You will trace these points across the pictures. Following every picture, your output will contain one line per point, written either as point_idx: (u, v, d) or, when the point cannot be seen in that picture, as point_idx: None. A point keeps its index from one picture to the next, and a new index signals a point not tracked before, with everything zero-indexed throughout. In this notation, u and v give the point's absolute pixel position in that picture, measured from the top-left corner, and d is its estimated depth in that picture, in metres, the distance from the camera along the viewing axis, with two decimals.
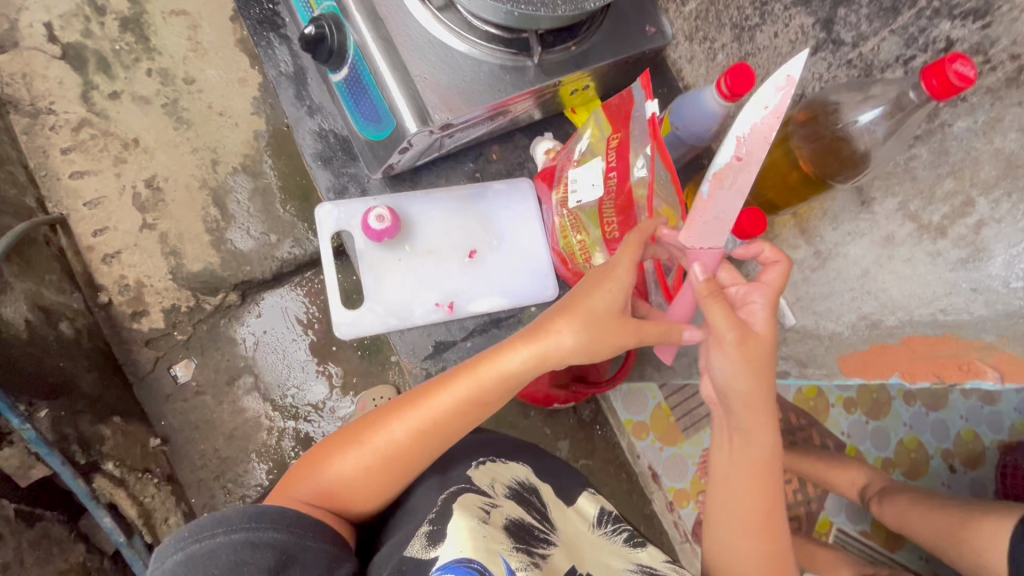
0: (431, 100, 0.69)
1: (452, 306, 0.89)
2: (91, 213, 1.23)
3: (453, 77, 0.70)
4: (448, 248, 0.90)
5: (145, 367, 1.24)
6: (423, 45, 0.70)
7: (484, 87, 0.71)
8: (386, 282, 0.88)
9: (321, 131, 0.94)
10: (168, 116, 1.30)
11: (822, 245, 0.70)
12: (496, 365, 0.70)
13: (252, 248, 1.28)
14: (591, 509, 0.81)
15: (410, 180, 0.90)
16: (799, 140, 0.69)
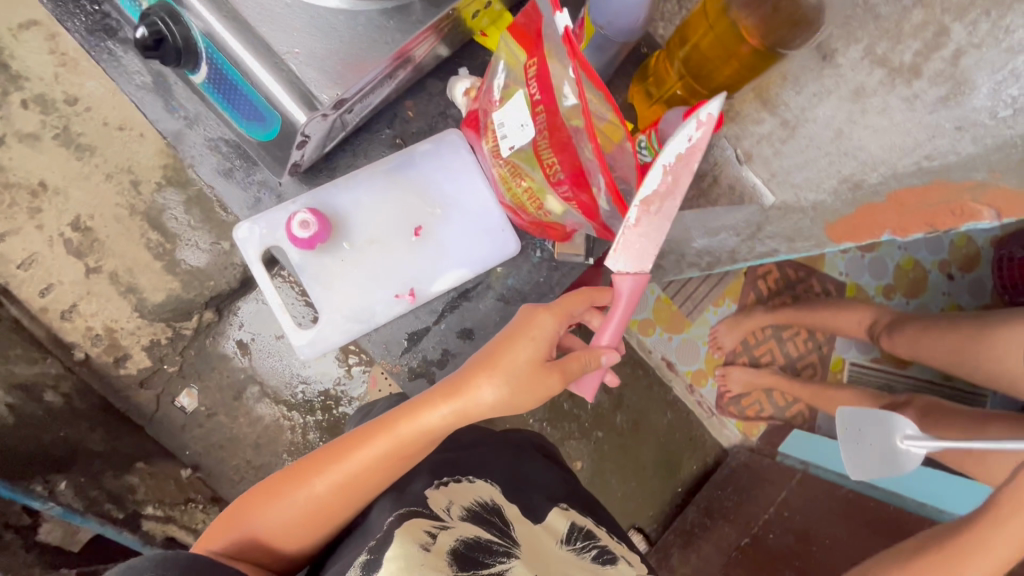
0: (313, 78, 0.53)
1: (414, 293, 0.77)
2: (29, 274, 1.15)
3: (329, 42, 0.54)
4: (387, 233, 0.77)
5: (149, 408, 1.21)
6: (277, 13, 0.52)
7: (368, 43, 0.56)
8: (333, 291, 0.76)
9: (209, 142, 0.75)
10: (65, 147, 1.17)
11: (789, 113, 0.55)
12: (419, 423, 0.64)
13: (208, 262, 1.22)
14: (562, 527, 0.72)
15: (327, 168, 0.76)
16: (740, 7, 0.53)
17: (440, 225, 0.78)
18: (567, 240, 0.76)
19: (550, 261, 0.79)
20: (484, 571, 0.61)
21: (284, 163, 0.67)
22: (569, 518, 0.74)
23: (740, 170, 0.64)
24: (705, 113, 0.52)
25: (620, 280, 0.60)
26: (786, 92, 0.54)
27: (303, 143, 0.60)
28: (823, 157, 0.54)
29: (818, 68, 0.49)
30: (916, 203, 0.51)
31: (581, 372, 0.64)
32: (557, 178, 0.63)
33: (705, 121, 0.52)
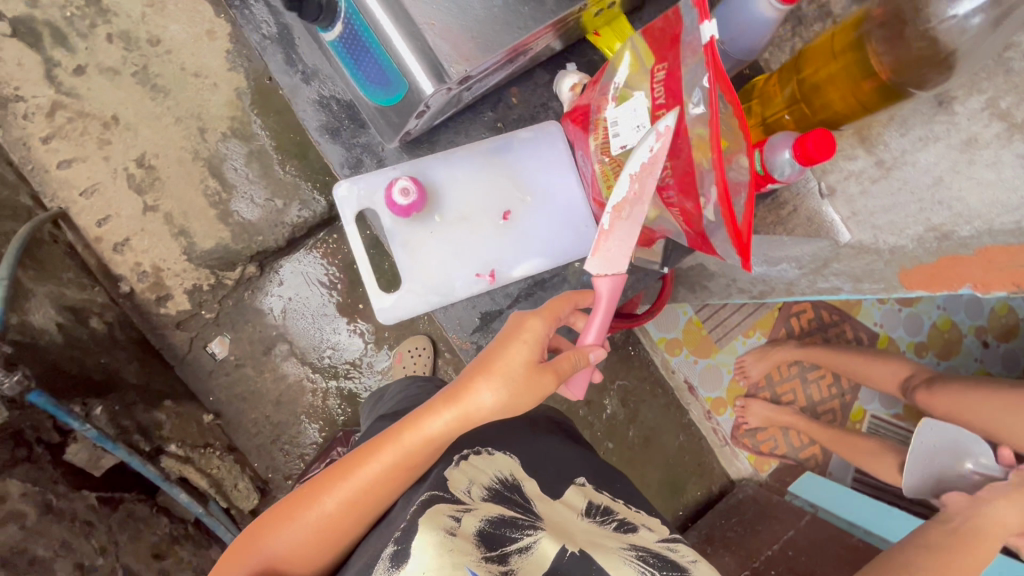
0: (443, 50, 0.55)
1: (494, 276, 0.77)
2: (89, 203, 1.19)
3: (464, 18, 0.55)
4: (477, 211, 0.78)
5: (182, 349, 1.24)
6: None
7: (502, 24, 0.57)
8: (417, 258, 0.76)
9: (323, 99, 0.79)
10: (142, 86, 1.20)
11: (886, 154, 0.55)
12: (422, 433, 0.62)
13: (260, 217, 1.24)
14: (580, 502, 0.71)
15: (428, 142, 0.78)
16: (878, 45, 0.50)
17: (525, 211, 0.79)
18: (649, 245, 0.77)
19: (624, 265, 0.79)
20: (512, 547, 0.59)
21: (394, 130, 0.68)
22: (588, 496, 0.73)
23: (820, 204, 0.63)
24: (660, 126, 0.55)
25: (597, 280, 0.64)
26: (890, 132, 0.54)
27: (419, 113, 0.62)
28: (914, 202, 0.55)
29: (930, 113, 0.50)
30: (1004, 262, 0.52)
31: (572, 370, 0.64)
32: (665, 182, 0.60)
33: (662, 133, 0.56)
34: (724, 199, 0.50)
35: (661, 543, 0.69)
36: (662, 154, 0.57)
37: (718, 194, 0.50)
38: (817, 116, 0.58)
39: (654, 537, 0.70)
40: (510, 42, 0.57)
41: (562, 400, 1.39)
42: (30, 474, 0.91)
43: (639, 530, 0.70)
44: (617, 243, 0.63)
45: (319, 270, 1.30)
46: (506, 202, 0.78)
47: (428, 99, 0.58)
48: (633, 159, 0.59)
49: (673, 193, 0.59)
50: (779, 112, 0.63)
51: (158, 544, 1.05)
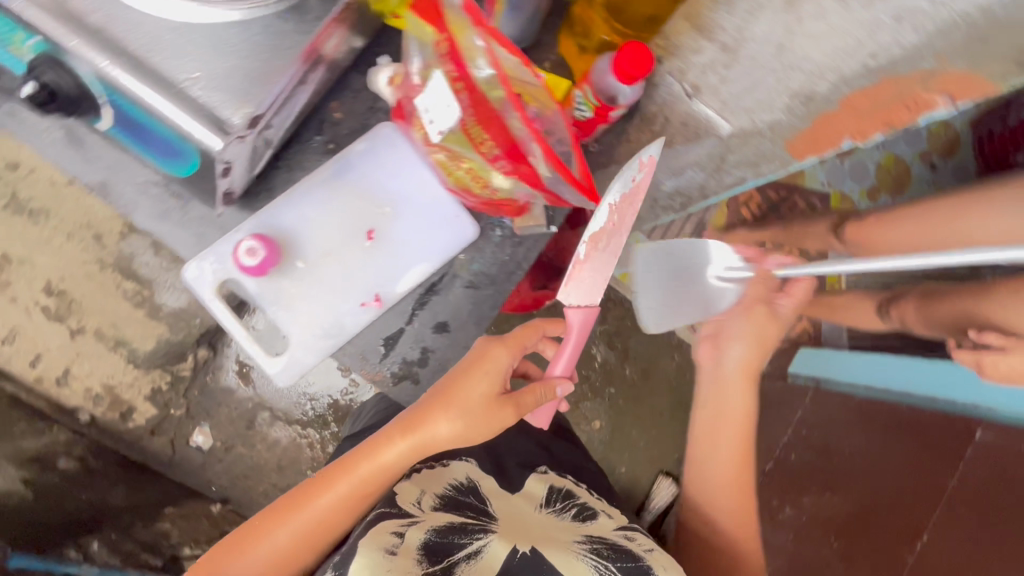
0: (218, 99, 0.52)
1: (379, 297, 0.77)
2: (15, 348, 1.15)
3: (227, 58, 0.52)
4: (340, 243, 0.77)
5: (166, 453, 1.22)
6: (161, 37, 0.51)
7: (269, 50, 0.54)
8: (297, 308, 0.76)
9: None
10: (19, 214, 1.14)
11: (726, 36, 0.54)
12: (377, 459, 0.68)
13: (189, 300, 1.20)
14: (539, 493, 0.77)
15: (267, 189, 0.75)
16: None
17: (391, 231, 0.78)
18: (522, 213, 0.75)
19: (511, 238, 0.79)
20: (459, 554, 0.59)
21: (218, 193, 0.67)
22: (547, 483, 0.80)
23: (691, 105, 0.63)
24: (646, 155, 0.63)
25: (570, 313, 0.67)
26: (720, 15, 0.54)
27: (227, 167, 0.58)
28: (770, 75, 0.53)
29: None
30: (868, 107, 0.50)
31: (536, 404, 0.69)
32: (494, 155, 0.59)
33: (645, 163, 0.64)
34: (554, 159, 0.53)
35: (619, 533, 0.73)
36: (638, 191, 0.65)
37: (548, 155, 0.53)
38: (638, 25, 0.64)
39: (610, 525, 0.74)
40: (282, 64, 0.54)
41: None
42: None
43: (597, 517, 0.75)
44: (591, 271, 0.67)
45: None
46: (367, 225, 0.78)
47: (227, 153, 0.54)
48: (614, 191, 0.64)
49: (506, 156, 0.58)
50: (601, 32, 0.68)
51: None
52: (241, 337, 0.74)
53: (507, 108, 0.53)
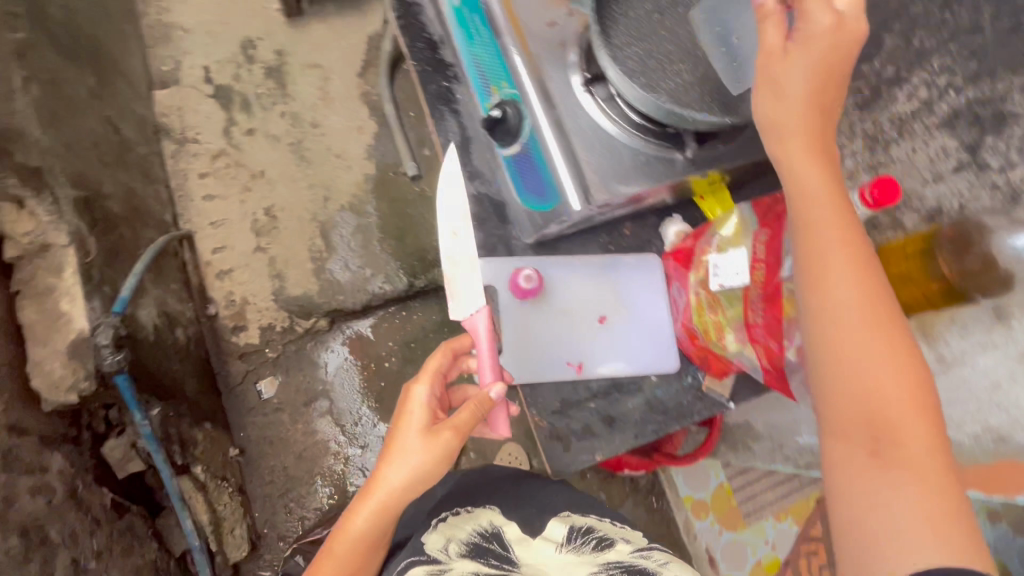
0: (593, 181, 0.64)
1: (580, 366, 0.73)
2: (213, 232, 1.36)
3: (614, 164, 0.65)
4: (580, 310, 0.74)
5: (235, 379, 1.31)
6: (585, 129, 0.65)
7: (644, 175, 0.65)
8: (521, 343, 0.72)
9: (478, 196, 0.74)
10: (292, 154, 1.44)
11: (947, 351, 0.67)
12: (356, 524, 0.71)
13: (348, 280, 1.38)
14: (559, 532, 0.82)
15: (552, 246, 0.74)
16: (945, 258, 0.58)
17: (624, 326, 0.75)
18: (720, 376, 0.75)
19: (696, 390, 0.76)
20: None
21: (531, 231, 0.70)
22: (569, 522, 0.83)
23: None
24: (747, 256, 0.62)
25: (470, 319, 0.67)
26: (951, 333, 0.67)
27: (561, 223, 0.68)
28: None
29: None
30: None
31: (471, 418, 0.68)
32: (755, 330, 0.61)
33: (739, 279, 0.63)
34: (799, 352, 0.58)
35: (634, 554, 0.81)
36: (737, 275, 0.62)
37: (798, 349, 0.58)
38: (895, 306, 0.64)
39: (628, 549, 0.82)
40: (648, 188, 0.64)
41: None
42: (70, 456, 0.93)
43: (615, 545, 0.82)
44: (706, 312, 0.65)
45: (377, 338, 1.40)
46: (609, 310, 0.75)
47: (574, 218, 0.66)
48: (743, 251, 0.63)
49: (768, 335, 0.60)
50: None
51: (141, 569, 1.02)
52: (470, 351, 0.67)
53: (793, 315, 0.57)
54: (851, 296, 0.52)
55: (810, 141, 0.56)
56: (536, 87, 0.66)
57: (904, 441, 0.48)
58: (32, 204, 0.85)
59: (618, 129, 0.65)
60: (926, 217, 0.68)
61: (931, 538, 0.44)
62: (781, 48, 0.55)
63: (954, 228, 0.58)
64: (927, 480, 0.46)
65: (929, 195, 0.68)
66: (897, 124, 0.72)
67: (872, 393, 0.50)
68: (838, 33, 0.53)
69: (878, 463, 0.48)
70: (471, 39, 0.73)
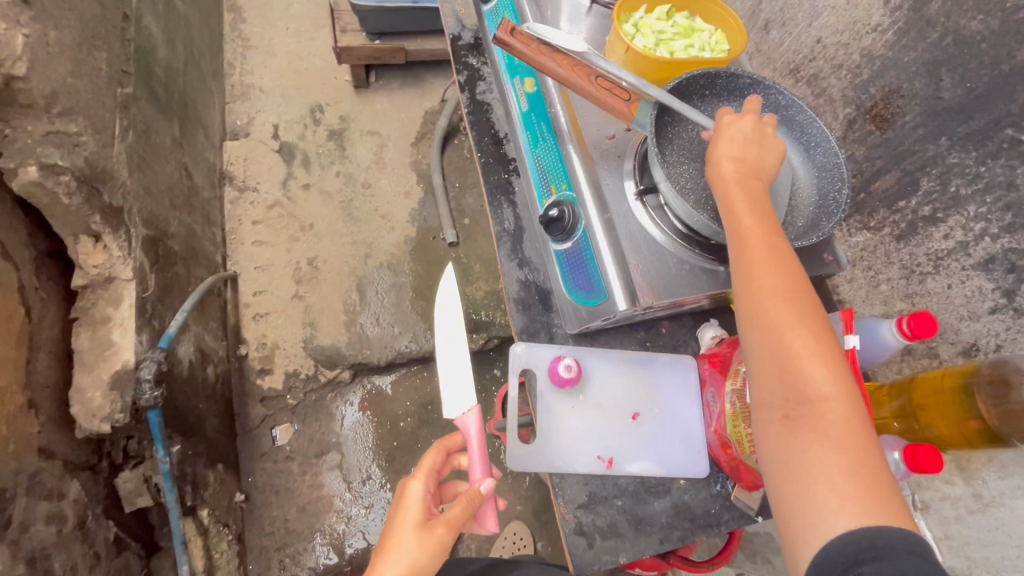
0: (638, 283, 0.65)
1: (611, 463, 0.67)
2: (257, 276, 1.42)
3: (660, 269, 0.67)
4: (618, 409, 0.69)
5: (253, 422, 1.32)
6: (635, 234, 0.68)
7: (687, 283, 0.67)
8: (554, 433, 0.67)
9: (525, 281, 0.79)
10: (342, 210, 1.52)
11: (983, 490, 0.60)
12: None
13: (376, 335, 1.41)
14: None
15: (592, 336, 0.72)
16: (984, 401, 0.54)
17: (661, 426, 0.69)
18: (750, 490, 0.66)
19: (723, 500, 0.69)
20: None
21: (576, 324, 0.71)
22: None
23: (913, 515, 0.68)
24: None
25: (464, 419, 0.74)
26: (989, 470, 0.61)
27: (605, 319, 0.69)
28: (1013, 547, 0.57)
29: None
30: None
31: (464, 513, 0.66)
32: None
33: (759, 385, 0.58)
34: None
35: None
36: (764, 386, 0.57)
37: None
38: (922, 436, 0.61)
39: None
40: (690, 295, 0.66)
41: None
42: (85, 483, 0.94)
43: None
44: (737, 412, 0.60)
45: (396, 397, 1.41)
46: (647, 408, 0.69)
47: (617, 316, 0.67)
48: None
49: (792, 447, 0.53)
50: (886, 418, 0.65)
51: None
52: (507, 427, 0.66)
53: None
54: (774, 288, 0.54)
55: (747, 186, 0.60)
56: (593, 191, 0.71)
57: (823, 420, 0.49)
58: (107, 239, 0.92)
59: (665, 236, 0.68)
60: (963, 351, 0.69)
61: (852, 504, 0.44)
62: (722, 128, 0.63)
63: (992, 367, 0.55)
64: (848, 452, 0.47)
65: (965, 331, 0.69)
66: (932, 259, 0.73)
67: (797, 371, 0.51)
68: (761, 131, 0.63)
69: (802, 441, 0.49)
70: (536, 144, 0.81)
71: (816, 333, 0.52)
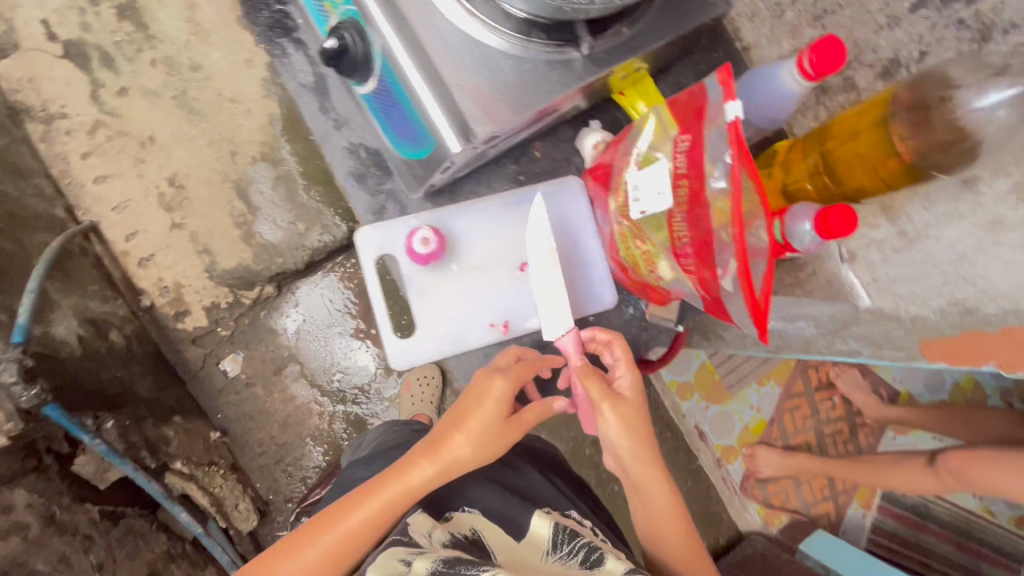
0: (471, 109, 0.52)
1: (506, 326, 0.74)
2: (119, 218, 1.21)
3: (497, 80, 0.53)
4: (497, 265, 0.73)
5: (195, 365, 1.25)
6: (457, 44, 0.53)
7: (535, 88, 0.54)
8: (437, 305, 0.73)
9: (354, 147, 0.76)
10: (180, 108, 1.24)
11: (909, 226, 0.55)
12: (405, 484, 0.62)
13: (281, 239, 1.26)
14: (543, 531, 0.63)
15: (453, 191, 0.74)
16: (903, 127, 0.48)
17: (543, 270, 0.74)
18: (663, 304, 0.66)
19: (639, 320, 0.78)
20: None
21: (421, 183, 0.65)
22: (552, 518, 0.65)
23: (840, 267, 0.64)
24: (660, 166, 0.45)
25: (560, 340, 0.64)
26: (913, 206, 0.54)
27: (447, 168, 0.58)
28: (938, 276, 0.54)
29: (955, 192, 0.50)
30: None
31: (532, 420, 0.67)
32: (680, 247, 0.45)
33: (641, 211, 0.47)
34: (746, 272, 0.39)
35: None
36: (657, 204, 0.45)
37: (741, 273, 0.39)
38: (842, 191, 0.55)
39: (618, 569, 0.56)
40: (538, 105, 0.54)
41: (570, 440, 1.35)
42: (36, 484, 0.89)
43: (607, 560, 0.57)
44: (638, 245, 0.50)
45: (330, 292, 1.31)
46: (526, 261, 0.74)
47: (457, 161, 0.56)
48: (657, 169, 0.45)
49: (694, 273, 0.45)
50: (800, 180, 0.59)
51: (155, 561, 1.02)
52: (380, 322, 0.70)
53: (718, 251, 0.41)
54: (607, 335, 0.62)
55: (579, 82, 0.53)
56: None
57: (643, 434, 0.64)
58: None
59: (494, 34, 0.53)
60: (882, 72, 0.60)
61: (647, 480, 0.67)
62: None
63: (911, 90, 0.48)
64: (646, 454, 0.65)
65: (884, 45, 0.59)
66: None
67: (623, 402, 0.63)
68: None
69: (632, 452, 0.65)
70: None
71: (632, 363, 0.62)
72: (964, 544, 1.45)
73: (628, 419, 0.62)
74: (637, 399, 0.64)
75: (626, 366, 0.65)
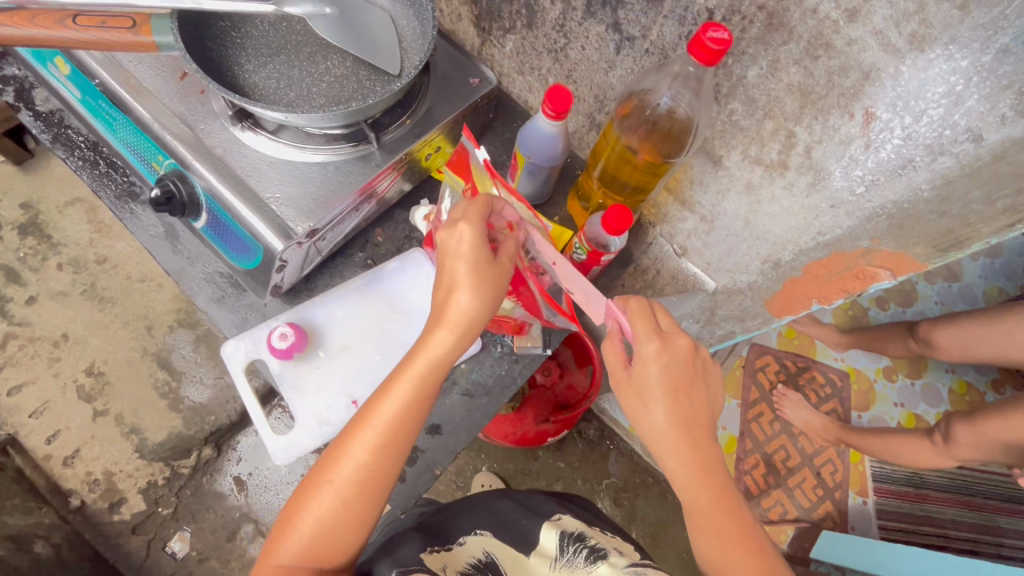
0: (285, 211, 0.52)
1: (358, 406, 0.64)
2: (38, 422, 1.19)
3: (306, 183, 0.53)
4: (368, 343, 0.66)
5: (138, 556, 1.16)
6: (262, 169, 0.53)
7: (337, 185, 0.54)
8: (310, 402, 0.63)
9: (208, 275, 0.67)
10: (90, 301, 1.27)
11: (702, 209, 0.62)
12: (424, 363, 0.49)
13: (210, 396, 1.24)
14: (550, 541, 0.58)
15: (307, 289, 0.67)
16: (627, 135, 0.59)
17: (411, 327, 0.67)
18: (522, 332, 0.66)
19: (509, 356, 0.68)
20: None
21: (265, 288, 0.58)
22: (560, 527, 0.61)
23: (679, 262, 0.71)
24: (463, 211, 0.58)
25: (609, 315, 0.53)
26: (697, 193, 0.61)
27: (282, 270, 0.55)
28: (741, 243, 0.61)
29: (714, 173, 0.57)
30: (824, 274, 0.56)
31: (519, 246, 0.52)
32: None
33: None
34: None
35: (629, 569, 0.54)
36: None
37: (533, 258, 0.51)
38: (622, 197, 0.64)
39: (622, 563, 0.55)
40: (345, 198, 0.54)
41: None
42: None
43: (609, 555, 0.56)
44: None
45: None
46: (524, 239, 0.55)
47: (288, 260, 0.53)
48: None
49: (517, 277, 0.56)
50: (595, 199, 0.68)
51: None
52: (260, 429, 0.63)
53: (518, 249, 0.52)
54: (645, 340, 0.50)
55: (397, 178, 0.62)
56: (192, 146, 0.52)
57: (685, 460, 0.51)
58: None
59: (298, 149, 0.54)
60: None
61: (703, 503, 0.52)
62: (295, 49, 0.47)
63: (624, 106, 0.58)
64: (703, 473, 0.51)
65: None
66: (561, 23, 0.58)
67: (669, 412, 0.50)
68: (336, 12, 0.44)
69: (679, 471, 0.52)
70: (112, 127, 0.60)
71: (665, 367, 0.50)
72: (968, 501, 1.43)
73: (635, 399, 0.51)
74: (672, 370, 0.50)
75: (646, 336, 0.50)
